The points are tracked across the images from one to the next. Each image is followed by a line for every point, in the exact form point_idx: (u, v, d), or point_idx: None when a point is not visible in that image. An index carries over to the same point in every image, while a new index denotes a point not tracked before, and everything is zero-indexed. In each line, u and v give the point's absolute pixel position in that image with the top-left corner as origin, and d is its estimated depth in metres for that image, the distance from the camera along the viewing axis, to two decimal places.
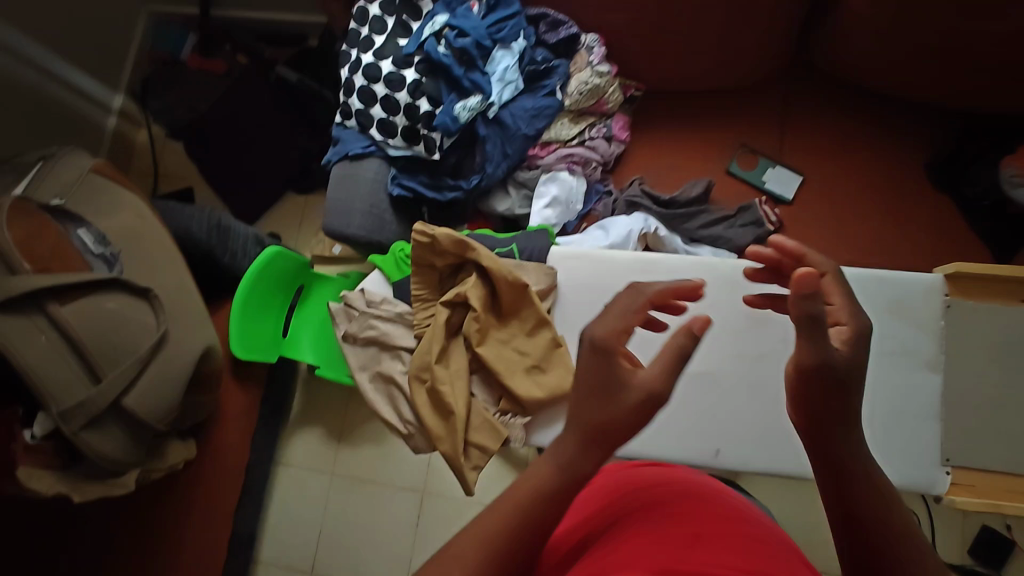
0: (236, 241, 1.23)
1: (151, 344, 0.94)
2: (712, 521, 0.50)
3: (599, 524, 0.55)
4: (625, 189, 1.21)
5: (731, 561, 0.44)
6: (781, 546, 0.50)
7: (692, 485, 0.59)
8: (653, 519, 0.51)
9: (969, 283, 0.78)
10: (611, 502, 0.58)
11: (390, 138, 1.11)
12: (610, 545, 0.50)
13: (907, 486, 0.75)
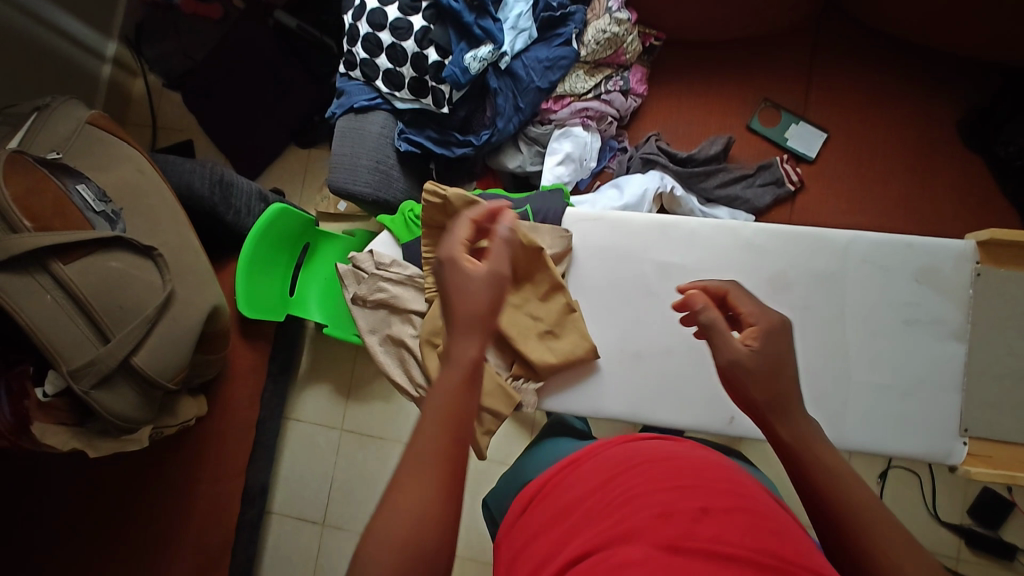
0: (239, 197, 1.20)
1: (157, 303, 0.93)
2: (718, 495, 0.51)
3: (605, 488, 0.57)
4: (641, 146, 1.16)
5: (736, 539, 0.46)
6: (787, 521, 0.51)
7: (701, 454, 0.61)
8: (661, 490, 0.52)
9: (1001, 250, 0.75)
10: (618, 467, 0.60)
11: (397, 91, 1.06)
12: (616, 514, 0.52)
13: (921, 455, 0.74)
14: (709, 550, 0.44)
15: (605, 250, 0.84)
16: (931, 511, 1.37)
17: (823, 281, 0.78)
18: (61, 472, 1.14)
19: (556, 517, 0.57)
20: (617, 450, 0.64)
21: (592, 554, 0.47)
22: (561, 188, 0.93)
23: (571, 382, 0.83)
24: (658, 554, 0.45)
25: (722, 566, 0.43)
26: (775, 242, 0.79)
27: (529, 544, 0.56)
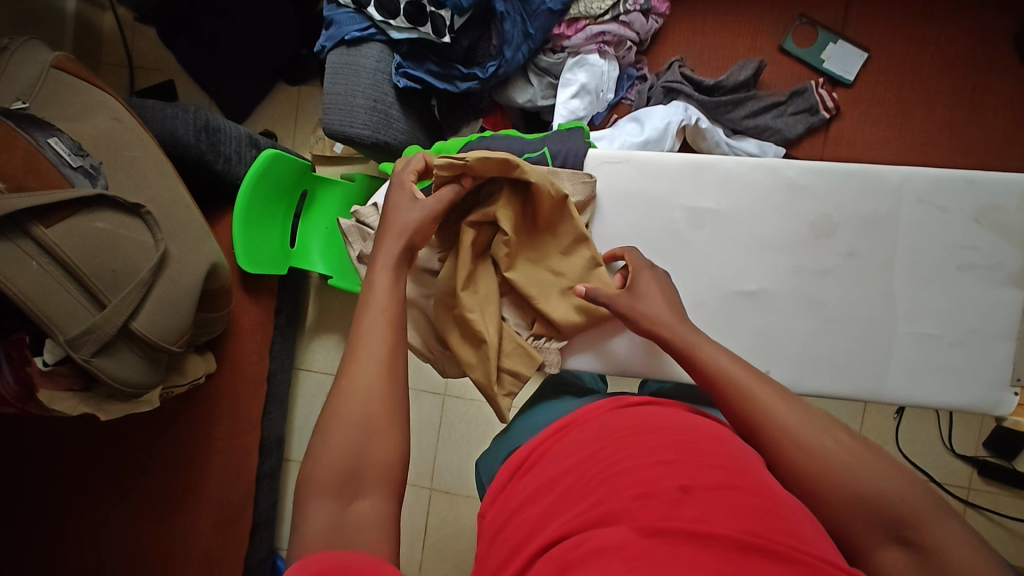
0: (228, 144, 1.11)
1: (151, 265, 0.87)
2: (704, 472, 0.54)
3: (591, 463, 0.61)
4: (662, 73, 1.06)
5: (716, 520, 0.48)
6: (793, 501, 0.52)
7: (690, 426, 0.63)
8: (644, 469, 0.56)
9: None
10: (604, 443, 0.64)
11: (391, 19, 0.94)
12: (598, 491, 0.56)
13: (967, 406, 0.71)
14: (690, 529, 0.47)
15: (631, 195, 0.77)
16: (946, 443, 1.37)
17: (873, 224, 0.72)
18: (75, 432, 1.13)
19: (545, 490, 0.62)
20: (605, 426, 0.68)
21: (572, 534, 0.52)
22: (580, 125, 0.84)
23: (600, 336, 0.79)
24: (635, 536, 0.47)
25: (702, 544, 0.46)
26: (819, 182, 0.73)
27: (519, 512, 0.62)
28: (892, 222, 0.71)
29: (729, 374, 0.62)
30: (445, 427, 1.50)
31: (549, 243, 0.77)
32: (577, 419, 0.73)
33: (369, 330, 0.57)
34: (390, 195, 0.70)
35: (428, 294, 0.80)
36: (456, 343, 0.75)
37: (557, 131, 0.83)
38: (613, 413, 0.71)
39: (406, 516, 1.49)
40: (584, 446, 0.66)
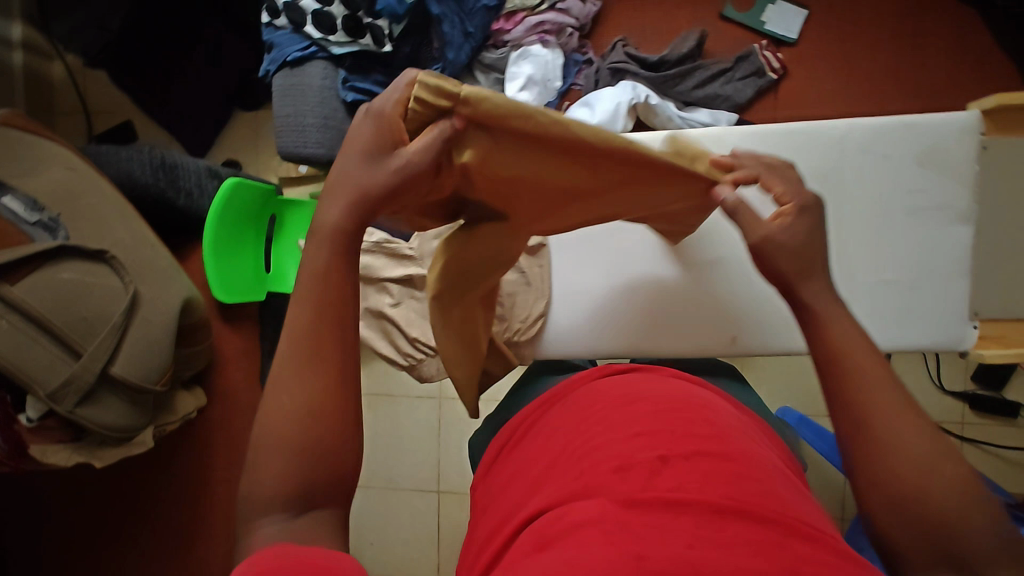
0: (187, 178, 1.11)
1: (123, 308, 0.88)
2: (679, 443, 0.59)
3: (576, 439, 0.66)
4: (607, 55, 1.07)
5: (694, 487, 0.53)
6: (762, 462, 0.59)
7: (663, 397, 0.69)
8: (624, 443, 0.60)
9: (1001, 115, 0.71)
10: (585, 418, 0.69)
11: (330, 34, 0.95)
12: (578, 465, 0.60)
13: (931, 345, 0.72)
14: (668, 497, 0.51)
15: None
16: (937, 382, 1.39)
17: (820, 181, 0.72)
18: (74, 480, 1.14)
19: (534, 467, 0.67)
20: (588, 402, 0.73)
21: (558, 505, 0.55)
22: None
23: (713, 270, 0.76)
24: (613, 509, 0.51)
25: (679, 510, 0.50)
26: (760, 145, 0.73)
27: (508, 489, 0.68)
28: (839, 177, 0.72)
29: (811, 338, 0.55)
30: (444, 430, 1.52)
31: (579, 206, 0.65)
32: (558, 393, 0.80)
33: (301, 302, 0.49)
34: (351, 129, 0.52)
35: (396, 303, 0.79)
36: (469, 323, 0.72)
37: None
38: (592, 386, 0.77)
39: (419, 520, 1.50)
40: (564, 424, 0.71)
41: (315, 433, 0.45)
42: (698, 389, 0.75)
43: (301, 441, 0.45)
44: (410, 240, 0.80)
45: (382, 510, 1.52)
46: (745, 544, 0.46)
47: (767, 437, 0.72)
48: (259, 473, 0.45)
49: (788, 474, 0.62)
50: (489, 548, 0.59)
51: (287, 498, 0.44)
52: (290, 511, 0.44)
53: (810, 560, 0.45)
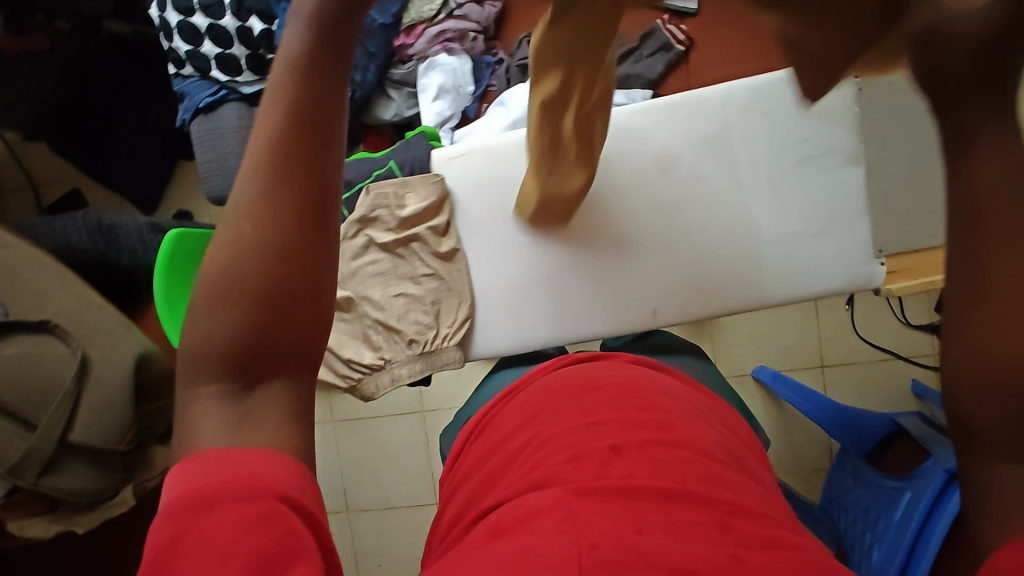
0: (128, 237, 1.12)
1: (73, 374, 0.90)
2: (631, 431, 0.58)
3: (533, 430, 0.63)
4: (515, 52, 1.06)
5: (647, 474, 0.53)
6: (707, 440, 0.60)
7: (615, 383, 0.68)
8: (579, 430, 0.59)
9: None
10: (543, 406, 0.67)
11: (237, 76, 0.97)
12: (533, 455, 0.58)
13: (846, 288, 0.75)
14: (620, 484, 0.51)
15: (480, 187, 0.79)
16: (902, 319, 1.34)
17: (712, 146, 0.75)
18: (65, 549, 1.15)
19: (496, 457, 0.64)
20: (547, 392, 0.70)
21: (512, 499, 0.53)
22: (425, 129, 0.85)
23: (797, 182, 0.74)
24: (568, 498, 0.50)
25: (628, 499, 0.50)
26: (648, 120, 0.75)
27: (475, 479, 0.64)
28: (734, 138, 0.74)
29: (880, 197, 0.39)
30: (432, 442, 1.53)
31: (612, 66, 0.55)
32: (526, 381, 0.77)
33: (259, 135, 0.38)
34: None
35: None
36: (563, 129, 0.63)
37: (400, 141, 0.84)
38: (561, 372, 0.74)
39: (422, 534, 1.52)
40: (525, 409, 0.69)
41: (262, 306, 0.37)
42: (653, 371, 0.73)
43: (251, 299, 0.37)
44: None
45: (384, 532, 1.53)
46: (692, 529, 0.47)
47: (721, 417, 0.71)
48: (194, 335, 0.38)
49: (738, 455, 0.62)
50: (449, 540, 0.58)
51: (229, 368, 0.38)
52: (235, 385, 0.39)
53: (747, 537, 0.47)
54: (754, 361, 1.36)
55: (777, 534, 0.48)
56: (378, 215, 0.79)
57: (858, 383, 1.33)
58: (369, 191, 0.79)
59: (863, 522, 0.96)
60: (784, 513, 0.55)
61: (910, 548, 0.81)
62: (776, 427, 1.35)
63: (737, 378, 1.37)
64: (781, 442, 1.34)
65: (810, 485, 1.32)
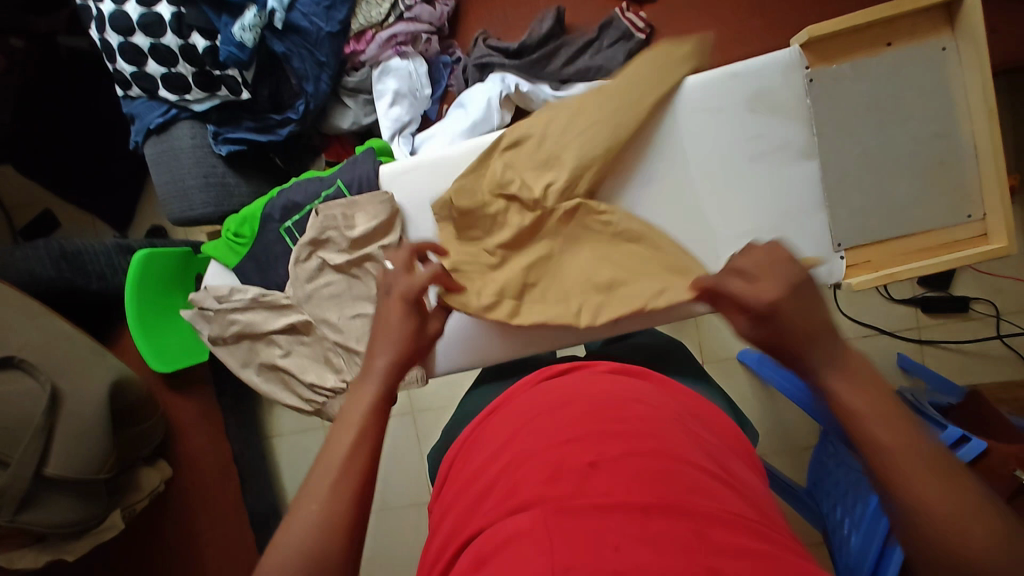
0: (95, 259, 1.10)
1: (44, 406, 0.88)
2: (608, 440, 0.46)
3: (499, 455, 0.50)
4: (472, 52, 1.05)
5: (628, 489, 0.41)
6: (697, 443, 0.49)
7: (597, 391, 0.55)
8: (548, 450, 0.46)
9: (822, 47, 0.76)
10: (510, 428, 0.54)
11: (186, 94, 0.95)
12: (497, 484, 0.46)
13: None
14: (597, 500, 0.40)
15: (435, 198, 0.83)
16: (884, 294, 1.31)
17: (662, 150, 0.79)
18: None
19: (461, 492, 0.51)
20: (524, 409, 0.56)
21: (482, 532, 0.41)
22: (372, 146, 0.89)
23: (757, 174, 0.78)
24: (544, 514, 0.39)
25: (607, 516, 0.38)
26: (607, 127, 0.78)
27: (441, 528, 0.49)
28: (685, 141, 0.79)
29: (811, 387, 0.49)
30: (423, 442, 1.53)
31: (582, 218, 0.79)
32: (502, 403, 0.62)
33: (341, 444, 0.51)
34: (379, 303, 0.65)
35: (285, 353, 0.85)
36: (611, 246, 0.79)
37: (347, 160, 0.87)
38: (539, 389, 0.60)
39: (419, 534, 1.53)
40: (493, 435, 0.56)
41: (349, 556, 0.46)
42: (638, 384, 0.58)
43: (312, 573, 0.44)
44: (284, 287, 0.85)
45: (382, 532, 1.54)
46: (674, 545, 0.36)
47: (710, 426, 0.56)
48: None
49: (729, 465, 0.48)
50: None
51: None
52: None
53: (732, 550, 0.36)
54: (738, 343, 1.36)
55: (781, 555, 0.36)
56: (329, 236, 0.82)
57: None
58: (318, 213, 0.82)
59: (842, 506, 0.95)
60: (791, 537, 0.42)
61: (887, 532, 0.81)
62: (764, 407, 1.34)
63: (722, 362, 1.36)
64: (769, 423, 1.34)
65: (800, 463, 1.32)
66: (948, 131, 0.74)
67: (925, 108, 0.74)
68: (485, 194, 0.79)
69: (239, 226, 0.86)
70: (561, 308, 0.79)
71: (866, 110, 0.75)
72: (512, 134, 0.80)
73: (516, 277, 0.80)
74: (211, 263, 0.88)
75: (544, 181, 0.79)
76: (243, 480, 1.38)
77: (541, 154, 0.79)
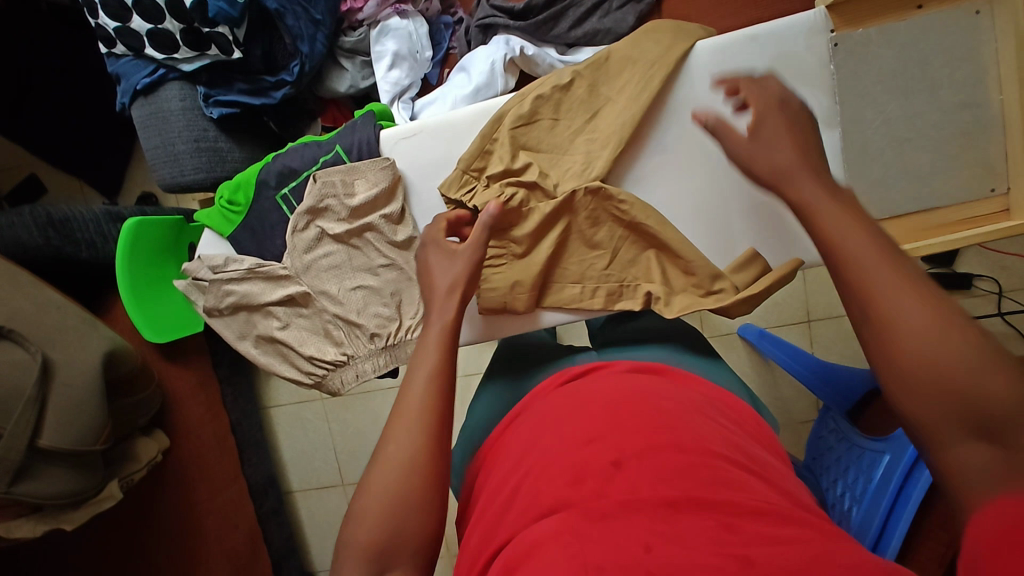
0: (84, 227, 1.06)
1: (35, 377, 0.86)
2: (628, 433, 0.45)
3: (520, 456, 0.49)
4: (475, 11, 1.00)
5: (654, 485, 0.40)
6: (717, 429, 0.48)
7: (613, 388, 0.53)
8: (568, 449, 0.45)
9: (856, 8, 0.72)
10: (529, 427, 0.53)
11: (174, 53, 0.90)
12: (520, 486, 0.45)
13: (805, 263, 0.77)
14: (623, 499, 0.39)
15: (437, 163, 0.81)
16: None
17: (676, 122, 0.78)
18: None
19: (486, 493, 0.49)
20: (542, 410, 0.54)
21: (512, 540, 0.41)
22: (371, 109, 0.85)
23: None
24: (574, 520, 0.38)
25: (634, 515, 0.38)
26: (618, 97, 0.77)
27: (467, 535, 0.48)
28: (699, 115, 0.77)
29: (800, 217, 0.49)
30: None
31: (592, 206, 0.77)
32: (523, 405, 0.60)
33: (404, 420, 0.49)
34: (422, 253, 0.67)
35: (282, 325, 0.83)
36: (622, 229, 0.78)
37: (345, 124, 0.83)
38: (557, 388, 0.58)
39: None
40: (510, 438, 0.54)
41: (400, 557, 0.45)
42: (651, 377, 0.57)
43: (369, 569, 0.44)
44: (282, 258, 0.82)
45: None
46: (704, 538, 0.36)
47: (726, 411, 0.55)
48: None
49: (749, 448, 0.48)
50: None
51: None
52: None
53: (762, 538, 0.36)
54: (740, 318, 1.35)
55: (812, 535, 0.36)
56: (328, 205, 0.79)
57: (846, 336, 1.31)
58: (316, 179, 0.79)
59: (842, 483, 0.95)
60: (823, 519, 0.42)
61: (889, 509, 0.82)
62: (763, 382, 1.34)
63: (724, 336, 1.35)
64: (768, 398, 1.34)
65: (798, 437, 1.33)
66: (976, 100, 0.71)
67: (954, 76, 0.71)
68: (497, 175, 0.77)
69: (232, 191, 0.83)
70: (573, 291, 0.79)
71: (893, 77, 0.72)
72: (522, 110, 0.77)
73: (535, 265, 0.78)
74: (204, 231, 0.85)
75: (557, 166, 0.78)
76: (241, 450, 1.38)
77: (551, 130, 0.78)
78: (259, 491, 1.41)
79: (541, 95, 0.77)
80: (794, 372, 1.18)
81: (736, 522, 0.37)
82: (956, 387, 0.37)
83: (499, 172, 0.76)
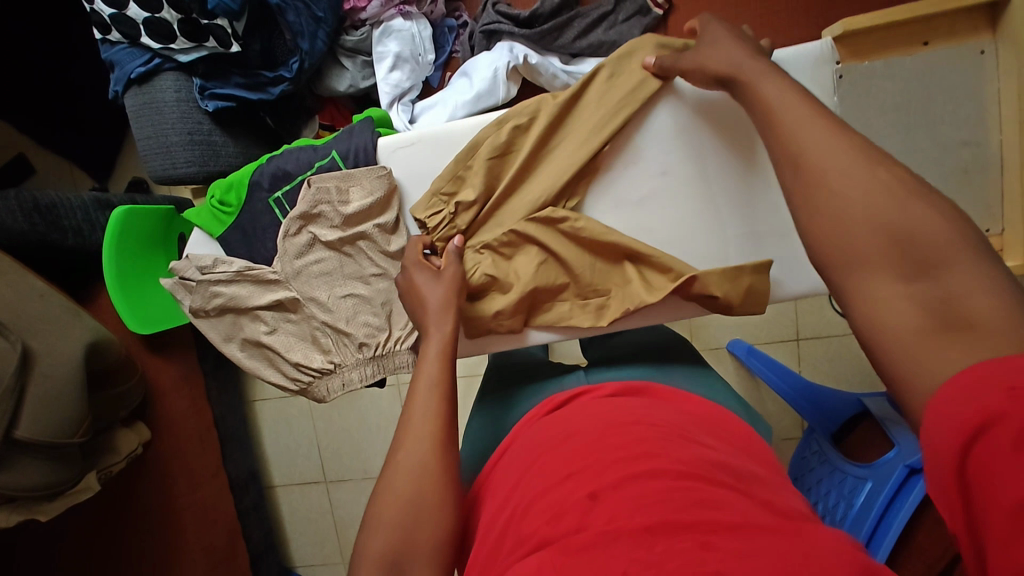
0: (70, 215, 1.04)
1: (14, 369, 0.84)
2: (609, 466, 0.44)
3: (510, 496, 0.48)
4: (480, 16, 0.99)
5: (631, 512, 0.39)
6: (705, 453, 0.47)
7: (598, 417, 0.53)
8: (551, 489, 0.45)
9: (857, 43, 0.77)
10: (518, 463, 0.52)
11: (170, 43, 0.88)
12: (509, 531, 0.44)
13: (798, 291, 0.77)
14: (601, 530, 0.38)
15: (434, 173, 0.80)
16: None
17: (671, 138, 0.77)
18: None
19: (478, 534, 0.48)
20: (528, 444, 0.54)
21: None
22: (369, 115, 0.84)
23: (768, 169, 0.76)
24: (553, 558, 0.38)
25: (612, 543, 0.37)
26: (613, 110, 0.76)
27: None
28: (694, 133, 0.77)
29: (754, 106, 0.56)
30: None
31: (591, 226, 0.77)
32: (513, 437, 0.59)
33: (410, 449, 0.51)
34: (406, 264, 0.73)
35: (270, 329, 0.81)
36: (597, 258, 0.78)
37: (343, 129, 0.82)
38: (546, 419, 0.57)
39: None
40: (500, 477, 0.54)
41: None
42: (638, 401, 0.57)
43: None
44: (272, 262, 0.81)
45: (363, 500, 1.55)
46: (680, 557, 0.35)
47: (716, 432, 0.54)
48: None
49: (741, 470, 0.47)
50: None
51: None
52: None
53: (740, 555, 0.35)
54: (730, 334, 1.35)
55: (796, 551, 0.35)
56: (321, 211, 0.78)
57: (833, 357, 1.32)
58: (310, 184, 0.78)
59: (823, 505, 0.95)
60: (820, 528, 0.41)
61: (870, 531, 0.82)
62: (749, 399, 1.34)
63: (714, 350, 1.36)
64: None
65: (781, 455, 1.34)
66: (977, 139, 0.77)
67: (956, 114, 0.77)
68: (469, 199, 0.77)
69: (224, 193, 0.82)
70: (564, 308, 0.79)
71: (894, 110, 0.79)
72: (505, 132, 0.77)
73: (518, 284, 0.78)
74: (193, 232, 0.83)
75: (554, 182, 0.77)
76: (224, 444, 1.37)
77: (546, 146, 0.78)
78: (241, 486, 1.40)
79: (518, 125, 0.77)
80: (780, 390, 1.19)
81: (716, 540, 0.36)
82: (902, 230, 0.43)
83: (470, 201, 0.77)
